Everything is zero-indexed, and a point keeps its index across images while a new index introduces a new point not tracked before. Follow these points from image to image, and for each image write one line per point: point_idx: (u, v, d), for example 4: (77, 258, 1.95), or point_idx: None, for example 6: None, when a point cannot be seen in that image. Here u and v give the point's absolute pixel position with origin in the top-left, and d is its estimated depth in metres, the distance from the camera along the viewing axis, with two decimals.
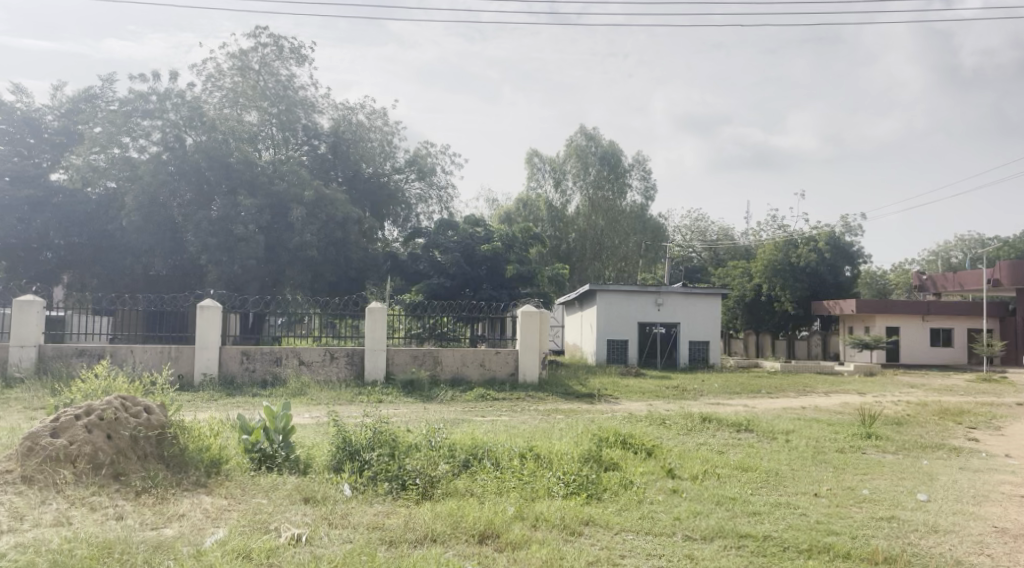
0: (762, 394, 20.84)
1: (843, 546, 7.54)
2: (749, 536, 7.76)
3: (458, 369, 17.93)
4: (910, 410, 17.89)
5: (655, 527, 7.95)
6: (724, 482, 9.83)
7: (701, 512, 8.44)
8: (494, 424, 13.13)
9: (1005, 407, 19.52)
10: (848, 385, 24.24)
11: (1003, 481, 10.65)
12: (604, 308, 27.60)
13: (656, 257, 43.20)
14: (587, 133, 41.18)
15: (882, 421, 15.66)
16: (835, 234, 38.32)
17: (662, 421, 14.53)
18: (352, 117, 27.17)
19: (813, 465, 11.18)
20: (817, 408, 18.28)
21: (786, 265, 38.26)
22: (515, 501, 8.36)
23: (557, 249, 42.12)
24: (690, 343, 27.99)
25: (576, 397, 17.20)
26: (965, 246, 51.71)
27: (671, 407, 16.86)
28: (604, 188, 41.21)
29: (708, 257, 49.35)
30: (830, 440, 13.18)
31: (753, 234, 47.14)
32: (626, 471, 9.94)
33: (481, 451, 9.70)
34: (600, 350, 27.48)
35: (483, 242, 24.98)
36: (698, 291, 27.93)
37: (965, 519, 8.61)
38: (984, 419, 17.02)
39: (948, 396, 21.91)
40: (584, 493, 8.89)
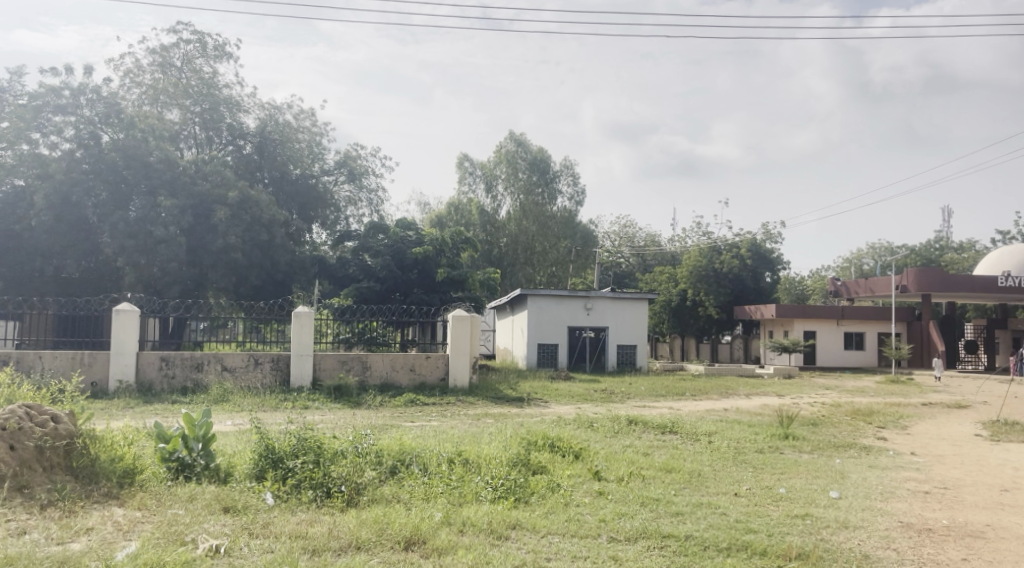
0: (686, 397, 21.30)
1: (760, 544, 7.75)
2: (671, 537, 7.91)
3: (388, 375, 17.78)
4: (825, 411, 18.55)
5: (581, 530, 8.04)
6: (648, 483, 10.03)
7: (625, 513, 8.59)
8: (421, 429, 13.05)
9: (912, 407, 20.44)
10: (768, 388, 24.97)
11: (908, 478, 11.15)
12: (534, 313, 27.74)
13: (586, 263, 43.75)
14: (517, 138, 41.61)
15: (799, 422, 16.18)
16: (756, 241, 39.57)
17: (590, 423, 14.74)
18: (279, 117, 26.69)
19: (733, 465, 11.48)
20: (738, 410, 18.78)
21: (710, 271, 39.29)
22: (442, 507, 8.34)
23: (489, 254, 42.00)
24: (618, 347, 28.42)
25: (506, 401, 17.25)
26: (875, 253, 53.85)
27: (599, 410, 17.09)
28: (535, 194, 41.54)
29: (636, 263, 50.14)
30: (750, 440, 13.55)
31: (679, 241, 48.18)
32: (553, 474, 10.03)
33: (409, 457, 9.65)
34: (531, 354, 27.61)
35: (414, 245, 24.85)
36: (626, 296, 28.34)
37: (873, 515, 8.97)
38: (893, 419, 17.77)
39: (860, 397, 22.80)
40: (511, 497, 8.92)
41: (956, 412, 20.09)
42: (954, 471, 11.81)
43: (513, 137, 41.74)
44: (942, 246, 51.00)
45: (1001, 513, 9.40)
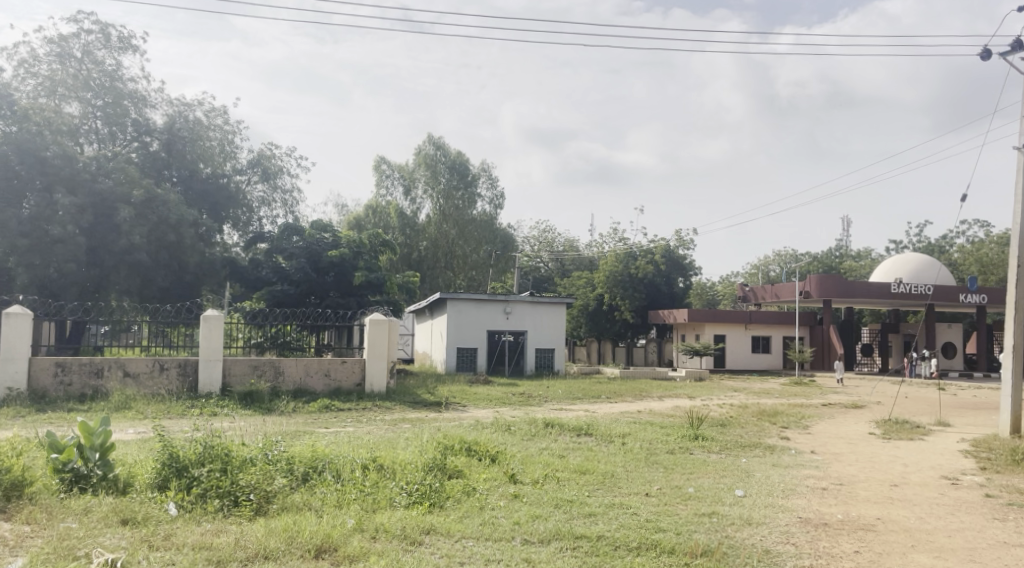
0: (601, 400, 21.62)
1: (669, 542, 7.92)
2: (584, 537, 8.01)
3: (301, 380, 17.41)
4: (733, 412, 19.13)
5: (495, 533, 8.06)
6: (563, 485, 10.13)
7: (539, 515, 8.64)
8: (336, 435, 12.83)
9: (813, 408, 21.26)
10: (679, 390, 25.60)
11: (808, 476, 11.58)
12: (453, 316, 27.62)
13: (505, 267, 44.07)
14: (435, 141, 41.48)
15: (708, 423, 16.61)
16: (669, 247, 40.77)
17: (507, 427, 14.77)
18: (189, 113, 25.87)
19: (645, 466, 11.70)
20: (651, 412, 19.17)
21: (626, 276, 39.98)
22: (356, 513, 8.23)
23: (408, 257, 41.59)
24: (536, 350, 28.68)
25: (424, 405, 17.15)
26: (781, 260, 55.82)
27: (516, 413, 17.17)
28: (454, 197, 41.50)
29: (555, 267, 50.50)
30: (662, 441, 13.84)
31: (597, 246, 48.92)
32: (469, 478, 10.02)
33: (322, 464, 9.47)
34: (450, 359, 27.46)
35: (330, 247, 24.44)
36: (545, 300, 28.58)
37: (775, 511, 9.29)
38: (796, 419, 18.46)
39: (765, 399, 23.59)
40: (426, 502, 8.86)
41: (854, 412, 21.02)
42: (850, 468, 12.35)
43: (430, 140, 41.61)
44: (842, 254, 53.28)
45: (891, 507, 9.87)
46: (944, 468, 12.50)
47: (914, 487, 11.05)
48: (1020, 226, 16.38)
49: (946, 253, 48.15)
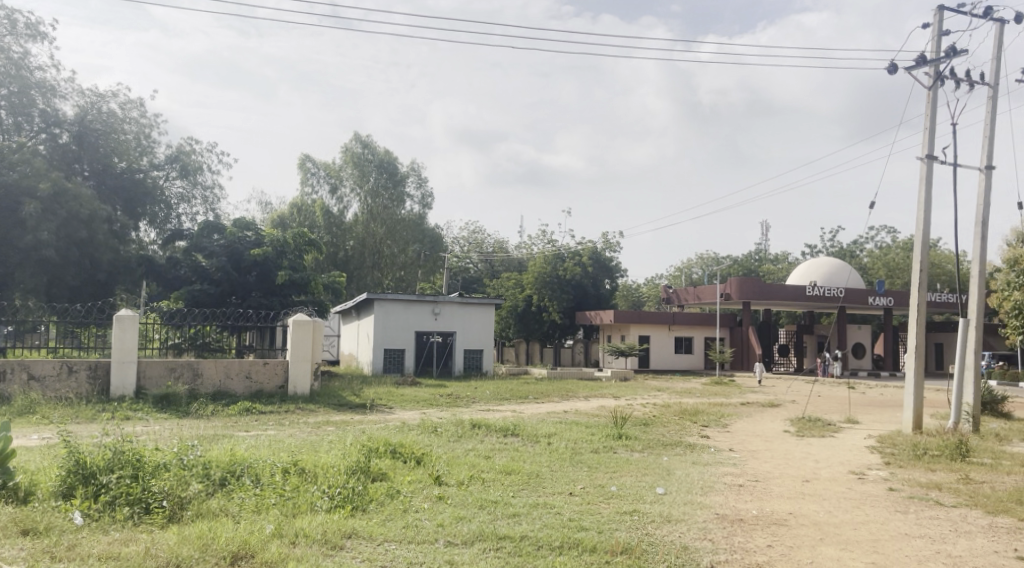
0: (528, 400, 21.71)
1: (590, 540, 8.00)
2: (507, 538, 8.02)
3: (221, 383, 17.00)
4: (656, 411, 19.47)
5: (418, 535, 7.99)
6: (488, 486, 10.13)
7: (463, 517, 8.62)
8: (257, 439, 12.53)
9: (733, 407, 21.82)
10: (605, 390, 25.90)
11: (725, 473, 11.88)
12: (380, 317, 27.31)
13: (434, 267, 43.93)
14: (363, 140, 41.03)
15: (632, 423, 16.85)
16: (597, 250, 41.38)
17: (433, 429, 14.69)
18: (103, 105, 24.63)
19: (570, 466, 11.80)
20: (577, 412, 19.37)
21: (555, 277, 40.30)
22: (275, 519, 8.05)
23: (335, 256, 40.96)
24: (465, 351, 28.64)
25: (349, 408, 16.94)
26: (704, 263, 57.06)
27: (443, 415, 17.12)
28: (382, 197, 41.17)
29: (484, 269, 50.51)
30: (587, 441, 13.97)
31: (526, 248, 49.12)
32: (393, 480, 9.94)
33: (240, 468, 9.24)
34: (377, 359, 27.12)
35: (252, 246, 23.87)
36: (473, 301, 28.56)
37: (694, 508, 9.49)
38: (716, 418, 18.91)
39: (687, 398, 24.09)
40: (348, 506, 8.72)
41: (771, 411, 21.65)
42: (765, 465, 12.72)
43: (358, 138, 41.11)
44: (761, 258, 54.80)
45: (803, 501, 10.20)
46: (853, 464, 12.98)
47: (824, 483, 11.45)
48: (923, 232, 17.14)
49: (856, 257, 50.07)
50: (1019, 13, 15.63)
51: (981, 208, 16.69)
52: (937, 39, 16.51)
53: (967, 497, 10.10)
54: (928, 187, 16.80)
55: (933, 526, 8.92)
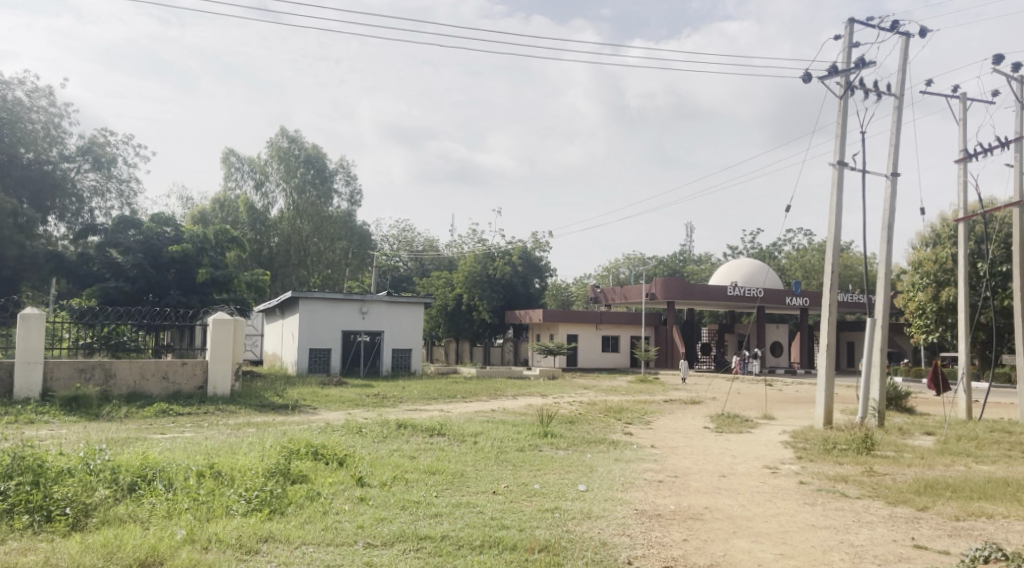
0: (456, 399, 21.69)
1: (510, 539, 8.04)
2: (428, 538, 8.00)
3: (136, 383, 16.49)
4: (582, 409, 19.72)
5: (337, 537, 7.91)
6: (411, 486, 10.09)
7: (384, 518, 8.55)
8: (173, 441, 12.21)
9: (656, 404, 22.25)
10: (533, 388, 26.07)
11: (646, 469, 12.12)
12: (306, 316, 26.84)
13: (362, 264, 43.48)
14: (289, 134, 40.27)
15: (558, 421, 16.99)
16: (527, 249, 41.66)
17: (358, 429, 14.55)
18: (8, 93, 23.41)
19: (495, 464, 11.84)
20: (504, 410, 19.47)
21: (485, 276, 40.38)
22: (187, 523, 7.86)
23: (259, 254, 40.11)
24: (392, 351, 28.43)
25: (271, 408, 16.62)
26: (631, 263, 57.95)
27: (368, 415, 17.02)
28: (309, 193, 40.34)
29: (414, 267, 50.24)
30: (513, 440, 14.02)
31: (456, 247, 49.03)
32: (313, 483, 9.79)
33: (152, 472, 8.98)
34: (302, 359, 26.64)
35: (171, 242, 23.19)
36: (402, 300, 28.38)
37: (614, 504, 9.66)
38: (639, 415, 19.26)
39: (613, 396, 24.46)
40: (266, 509, 8.55)
41: (693, 407, 22.18)
42: (685, 461, 13.04)
43: (285, 133, 40.32)
44: (686, 258, 55.98)
45: (718, 496, 10.49)
46: (766, 458, 13.39)
47: (739, 477, 11.78)
48: (834, 234, 17.79)
49: (775, 258, 51.62)
50: (921, 28, 16.39)
51: (887, 213, 17.43)
52: (847, 50, 17.16)
53: (871, 489, 10.53)
54: (839, 193, 17.46)
55: (838, 517, 9.28)
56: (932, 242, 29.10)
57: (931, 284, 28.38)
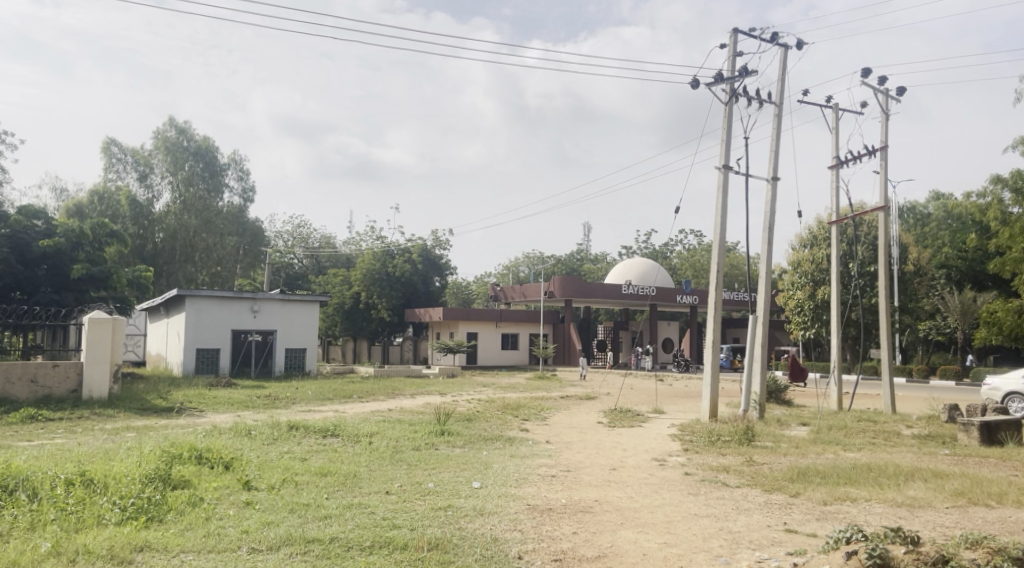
0: (353, 399, 21.39)
1: (401, 539, 7.98)
2: (316, 541, 7.86)
3: (1, 388, 15.52)
4: (479, 406, 19.81)
5: (219, 544, 7.67)
6: (300, 489, 9.87)
7: (271, 522, 8.35)
8: (41, 448, 11.55)
9: (552, 400, 22.56)
10: (430, 387, 25.99)
11: (540, 464, 12.28)
12: (192, 314, 25.85)
13: (255, 261, 42.28)
14: (178, 125, 38.80)
15: (455, 419, 17.01)
16: (426, 247, 41.48)
17: (247, 431, 14.15)
18: None
19: (389, 464, 11.73)
20: (401, 409, 19.33)
21: (383, 274, 39.97)
22: (54, 535, 7.47)
23: (141, 249, 38.38)
24: (286, 350, 27.76)
25: (153, 412, 15.93)
26: (530, 261, 58.51)
27: (259, 417, 16.58)
28: (198, 187, 38.88)
29: (309, 265, 49.26)
30: (408, 439, 13.94)
31: (353, 244, 48.32)
32: (196, 488, 9.45)
33: (13, 483, 8.48)
34: (188, 360, 25.63)
35: (42, 237, 21.84)
36: (295, 298, 27.75)
37: (507, 500, 9.73)
38: (535, 411, 19.49)
39: (510, 393, 24.66)
40: (142, 517, 8.21)
41: (587, 403, 22.61)
42: (578, 455, 13.30)
43: (173, 123, 38.80)
44: (582, 257, 56.97)
45: (608, 488, 10.74)
46: (655, 451, 13.81)
47: (628, 470, 12.11)
48: (720, 235, 18.48)
49: (667, 258, 53.20)
50: (798, 41, 17.20)
51: (768, 215, 18.23)
52: (731, 59, 17.84)
53: (749, 478, 11.01)
54: (724, 196, 18.15)
55: (719, 506, 9.65)
56: (809, 243, 30.54)
57: (808, 284, 29.85)
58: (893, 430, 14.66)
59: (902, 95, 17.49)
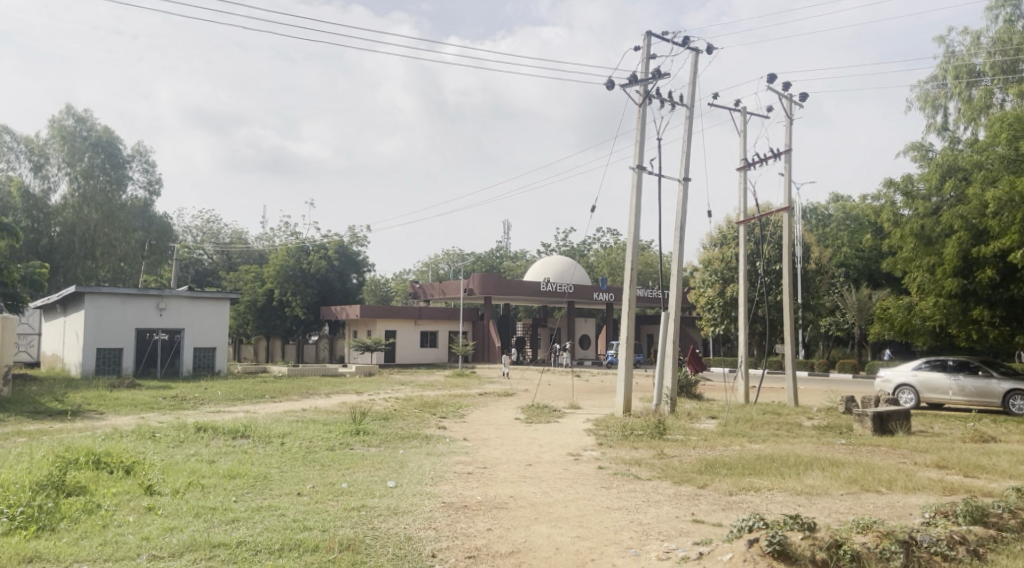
0: (266, 399, 20.91)
1: (312, 540, 7.84)
2: (221, 545, 7.64)
3: None
4: (396, 405, 19.63)
5: (117, 552, 7.38)
6: (207, 492, 9.57)
7: (174, 527, 8.08)
8: None
9: (471, 398, 22.55)
10: (346, 386, 25.58)
11: (457, 462, 12.26)
12: (92, 312, 24.77)
13: (162, 258, 40.81)
14: (76, 114, 37.18)
15: (371, 418, 16.78)
16: (343, 244, 40.82)
17: (151, 434, 13.64)
18: None
19: (301, 465, 11.50)
20: (316, 409, 18.98)
21: (298, 272, 39.16)
22: None
23: (36, 244, 36.65)
24: (194, 349, 26.94)
25: (47, 416, 15.18)
26: (449, 259, 58.33)
27: (164, 418, 16.00)
28: (98, 179, 37.27)
29: (220, 261, 47.85)
30: (322, 439, 13.70)
31: (266, 239, 47.19)
32: (93, 494, 9.06)
33: None
34: (88, 360, 24.54)
35: None
36: (205, 296, 26.95)
37: (421, 499, 9.67)
38: (453, 409, 19.44)
39: (428, 391, 24.53)
40: (33, 526, 7.82)
41: (505, 400, 22.70)
42: (495, 452, 13.33)
43: (70, 111, 37.14)
44: (501, 255, 57.14)
45: (524, 484, 10.80)
46: (571, 446, 13.96)
47: (544, 465, 12.20)
48: (634, 234, 18.80)
49: (585, 256, 53.97)
50: (708, 45, 17.62)
51: (680, 215, 18.66)
52: (645, 61, 18.17)
53: (660, 471, 11.25)
54: (638, 195, 18.48)
55: (630, 499, 9.82)
56: (719, 243, 31.34)
57: (718, 281, 30.68)
58: (795, 421, 15.21)
59: (804, 100, 18.15)
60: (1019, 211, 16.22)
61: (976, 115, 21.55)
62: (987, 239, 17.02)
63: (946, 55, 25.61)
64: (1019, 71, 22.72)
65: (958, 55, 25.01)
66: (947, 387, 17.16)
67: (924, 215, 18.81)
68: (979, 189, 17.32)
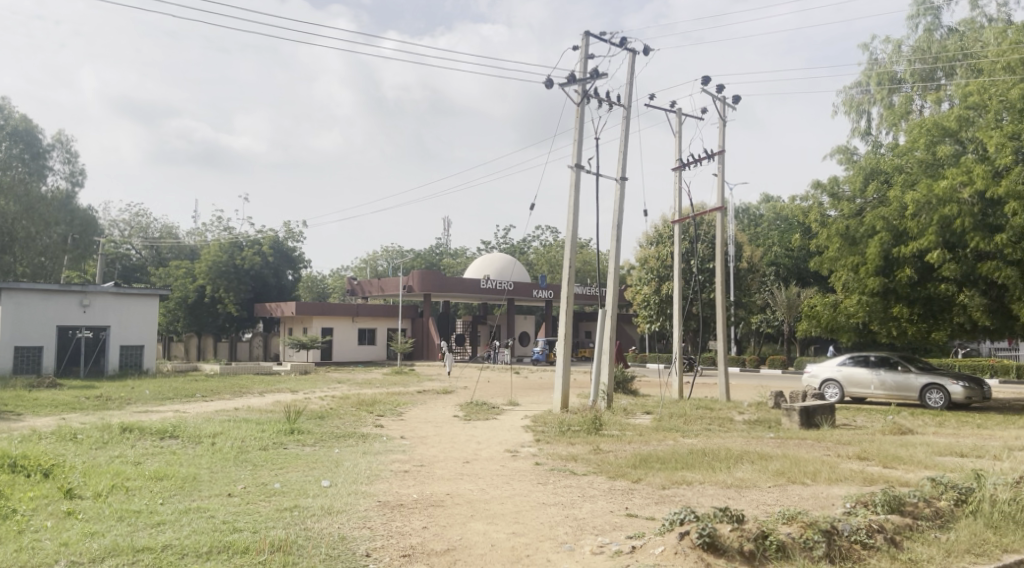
0: (197, 399, 20.39)
1: (241, 542, 7.69)
2: (146, 550, 7.42)
3: None
4: (332, 403, 19.37)
5: (33, 559, 7.11)
6: (132, 495, 9.29)
7: (95, 532, 7.82)
8: None
9: (409, 395, 22.41)
10: (280, 384, 25.12)
11: (394, 460, 12.16)
12: (9, 308, 23.78)
13: (86, 253, 39.36)
14: None
15: (306, 417, 16.49)
16: (278, 239, 40.21)
17: (74, 436, 13.16)
18: None
19: (232, 466, 11.25)
20: (249, 408, 18.60)
21: (231, 267, 38.30)
22: None
23: None
24: (120, 347, 26.18)
25: None
26: (388, 256, 57.84)
27: (88, 419, 15.46)
28: (16, 169, 35.94)
29: (149, 257, 46.43)
30: (255, 439, 13.40)
31: (198, 234, 46.07)
32: (9, 499, 8.71)
33: None
34: (4, 359, 23.51)
35: None
36: (131, 291, 26.20)
37: (356, 498, 9.56)
38: (390, 407, 19.29)
39: (365, 389, 24.26)
40: None
41: (443, 397, 22.61)
42: (432, 449, 13.27)
43: None
44: (440, 252, 56.95)
45: (460, 481, 10.78)
46: (507, 443, 13.98)
47: (481, 462, 12.20)
48: (572, 232, 18.92)
49: (524, 254, 54.22)
50: (645, 47, 17.83)
51: (616, 214, 18.84)
52: (583, 61, 18.30)
53: (595, 466, 11.36)
54: (576, 193, 18.61)
55: (566, 494, 9.88)
56: (654, 241, 31.75)
57: (654, 279, 31.12)
58: (726, 416, 15.53)
59: (736, 103, 18.55)
60: (936, 211, 16.85)
61: (897, 120, 22.36)
62: (906, 239, 17.65)
63: (869, 61, 26.49)
64: (937, 78, 23.64)
65: (881, 62, 25.90)
66: (869, 382, 17.76)
67: (849, 215, 19.41)
68: (900, 192, 17.97)
